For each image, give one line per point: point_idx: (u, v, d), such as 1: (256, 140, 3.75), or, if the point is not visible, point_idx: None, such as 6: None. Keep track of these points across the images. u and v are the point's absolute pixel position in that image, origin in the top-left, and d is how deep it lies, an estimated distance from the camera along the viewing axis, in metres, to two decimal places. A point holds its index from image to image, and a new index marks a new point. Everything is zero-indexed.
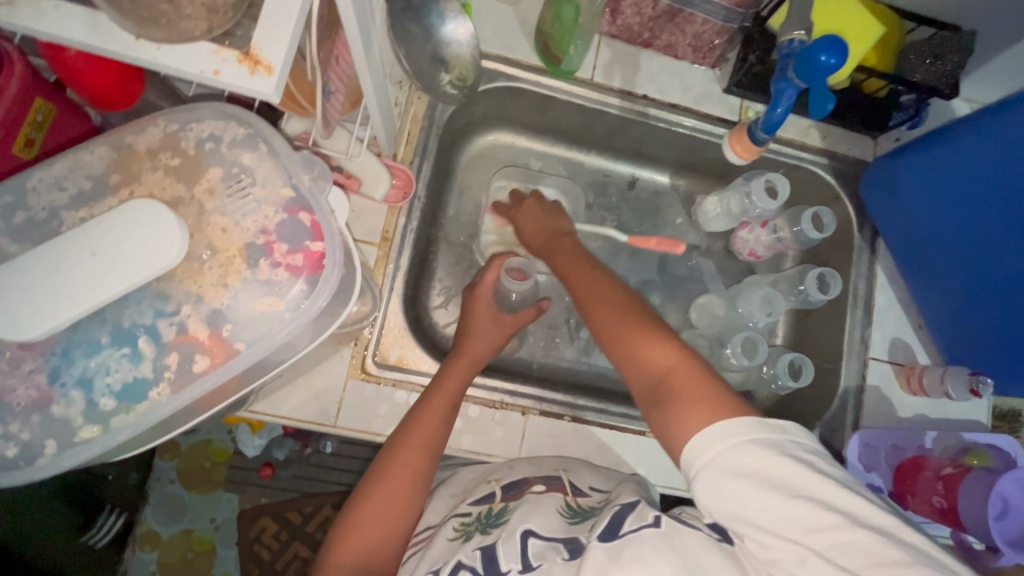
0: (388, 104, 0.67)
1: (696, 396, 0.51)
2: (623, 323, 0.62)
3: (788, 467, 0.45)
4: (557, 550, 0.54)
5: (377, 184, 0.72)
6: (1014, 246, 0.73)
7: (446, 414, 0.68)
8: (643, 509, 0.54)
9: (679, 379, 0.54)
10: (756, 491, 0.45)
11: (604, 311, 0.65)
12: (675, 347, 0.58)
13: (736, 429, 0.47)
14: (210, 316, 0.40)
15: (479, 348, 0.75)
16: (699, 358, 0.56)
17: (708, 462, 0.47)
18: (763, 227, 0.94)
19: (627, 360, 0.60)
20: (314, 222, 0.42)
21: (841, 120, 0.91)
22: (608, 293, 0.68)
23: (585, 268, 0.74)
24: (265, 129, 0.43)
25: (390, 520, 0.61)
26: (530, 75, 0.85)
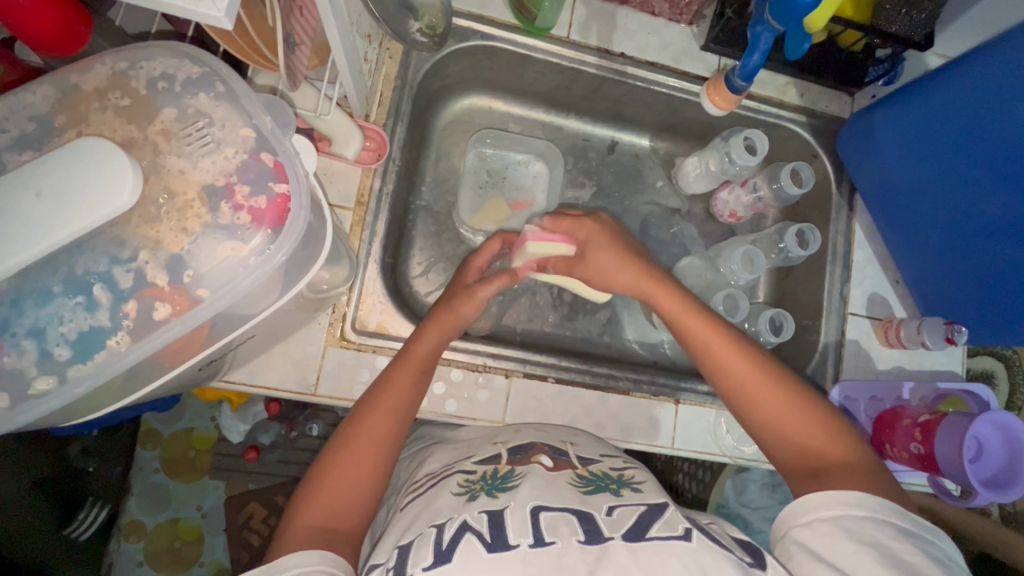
0: (358, 59, 0.65)
1: (876, 484, 0.54)
2: (777, 393, 0.61)
3: (899, 546, 0.48)
4: (572, 528, 0.51)
5: (349, 142, 0.70)
6: (989, 194, 0.74)
7: (416, 380, 0.66)
8: (671, 520, 0.53)
9: (862, 463, 0.57)
10: (859, 552, 0.48)
11: (759, 380, 0.61)
12: (837, 427, 0.60)
13: (874, 507, 0.51)
14: (169, 263, 0.38)
15: (461, 319, 0.70)
16: (852, 436, 0.59)
17: (817, 517, 0.52)
18: (743, 187, 0.94)
19: (785, 438, 0.60)
20: (276, 163, 0.40)
21: (819, 76, 0.91)
22: (750, 353, 0.63)
23: (689, 315, 0.65)
24: (222, 68, 0.41)
25: (357, 484, 0.59)
26: (504, 33, 0.83)
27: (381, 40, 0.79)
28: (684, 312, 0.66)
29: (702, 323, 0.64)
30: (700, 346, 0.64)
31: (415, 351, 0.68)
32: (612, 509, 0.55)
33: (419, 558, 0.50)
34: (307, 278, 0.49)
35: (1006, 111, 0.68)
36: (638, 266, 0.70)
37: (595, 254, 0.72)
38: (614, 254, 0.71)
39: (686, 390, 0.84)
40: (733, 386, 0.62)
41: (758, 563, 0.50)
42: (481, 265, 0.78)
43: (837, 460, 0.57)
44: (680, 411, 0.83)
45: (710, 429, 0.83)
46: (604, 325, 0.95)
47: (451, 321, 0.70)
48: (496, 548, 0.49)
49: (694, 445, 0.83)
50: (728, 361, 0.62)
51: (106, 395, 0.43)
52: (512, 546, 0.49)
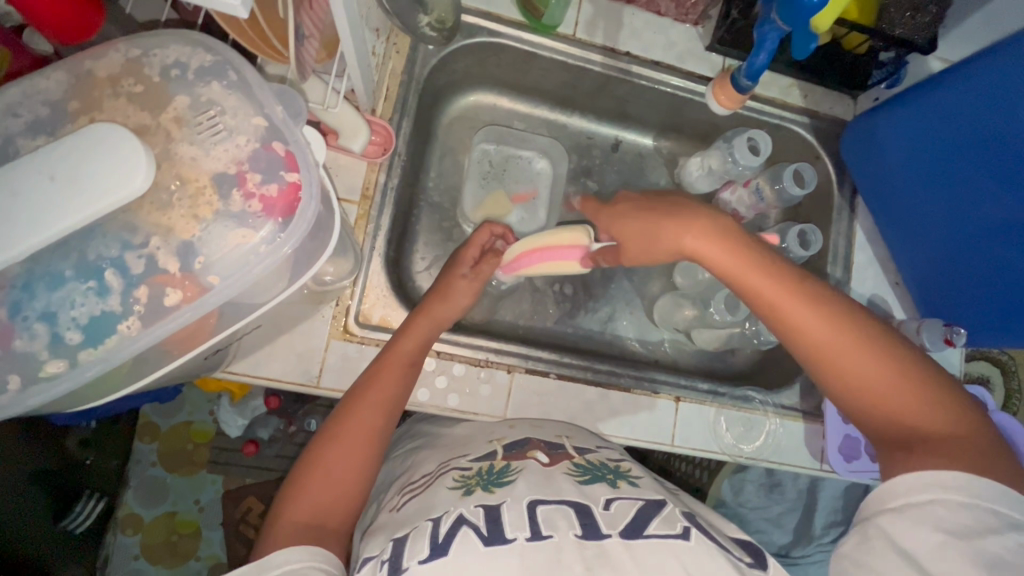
0: (366, 54, 0.65)
1: (974, 455, 0.52)
2: (864, 353, 0.58)
3: (993, 539, 0.48)
4: (569, 522, 0.51)
5: (356, 136, 0.70)
6: (989, 197, 0.74)
7: (405, 370, 0.68)
8: (670, 517, 0.53)
9: (974, 435, 0.54)
10: (941, 544, 0.48)
11: (851, 344, 0.58)
12: (947, 395, 0.56)
13: (978, 492, 0.50)
14: (180, 249, 0.38)
15: (446, 312, 0.73)
16: (951, 401, 0.56)
17: (905, 502, 0.53)
18: (746, 187, 0.94)
19: (885, 406, 0.57)
20: (287, 153, 0.40)
21: (822, 78, 0.92)
22: (844, 319, 0.59)
23: (772, 283, 0.61)
24: (234, 57, 0.41)
25: (349, 476, 0.61)
26: (511, 30, 0.83)
27: (389, 35, 0.79)
28: (766, 281, 0.61)
29: (770, 284, 0.61)
30: (782, 315, 0.60)
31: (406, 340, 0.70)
32: (610, 502, 0.55)
33: (415, 551, 0.50)
34: (320, 263, 0.50)
35: (1004, 117, 0.69)
36: (693, 231, 0.64)
37: (632, 233, 0.70)
38: (677, 230, 0.65)
39: (686, 388, 0.84)
40: (813, 347, 0.59)
41: (758, 564, 0.52)
42: (473, 255, 0.79)
43: (938, 427, 0.55)
44: (681, 409, 0.83)
45: (710, 426, 0.84)
46: (606, 323, 0.96)
47: (444, 313, 0.73)
48: (493, 542, 0.49)
49: (695, 443, 0.83)
50: (816, 328, 0.59)
51: (115, 381, 0.44)
52: (509, 540, 0.50)
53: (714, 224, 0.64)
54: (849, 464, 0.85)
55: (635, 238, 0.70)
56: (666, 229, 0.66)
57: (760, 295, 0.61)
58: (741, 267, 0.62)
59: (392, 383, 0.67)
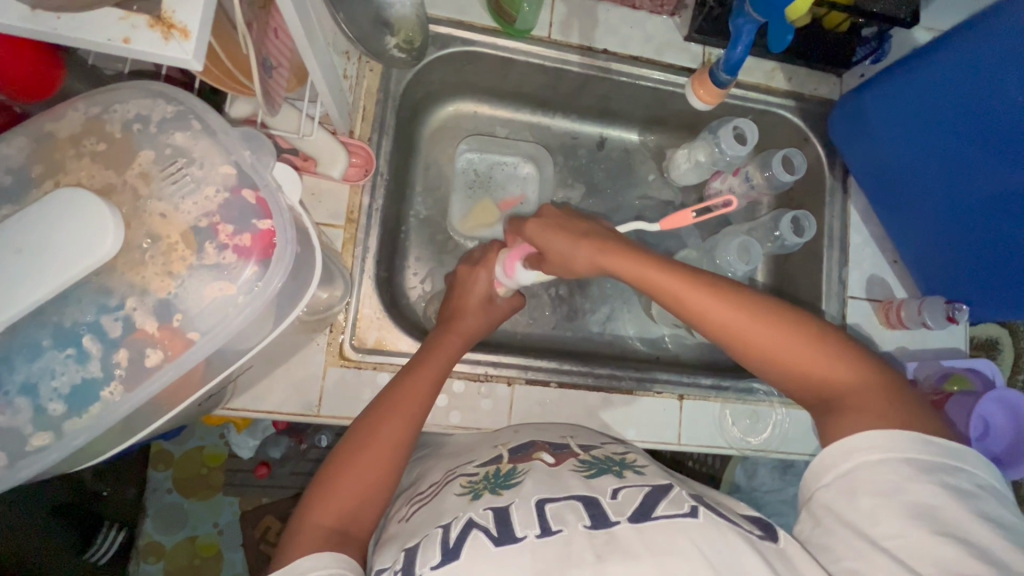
0: (337, 79, 0.64)
1: (892, 406, 0.53)
2: (767, 323, 0.59)
3: (918, 488, 0.48)
4: (578, 515, 0.51)
5: (334, 161, 0.69)
6: (981, 168, 0.73)
7: (432, 382, 0.67)
8: (677, 498, 0.53)
9: (880, 385, 0.56)
10: (877, 506, 0.48)
11: (745, 319, 0.59)
12: (847, 348, 0.58)
13: (884, 441, 0.51)
14: (158, 307, 0.37)
15: (468, 326, 0.75)
16: (853, 355, 0.58)
17: (834, 474, 0.52)
18: (735, 175, 0.93)
19: (791, 372, 0.59)
20: (259, 199, 0.40)
21: (805, 58, 0.90)
22: (738, 295, 0.60)
23: (664, 272, 0.63)
24: (197, 105, 0.40)
25: (376, 483, 0.60)
26: (484, 37, 0.82)
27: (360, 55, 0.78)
28: (656, 271, 0.63)
29: (666, 277, 0.62)
30: (676, 301, 0.62)
31: (433, 358, 0.70)
32: (617, 492, 0.55)
33: (426, 558, 0.50)
34: (308, 298, 0.50)
35: (991, 86, 0.68)
36: (591, 243, 0.67)
37: (554, 245, 0.68)
38: (581, 230, 0.69)
39: (689, 385, 0.83)
40: (719, 328, 0.60)
41: (767, 536, 0.51)
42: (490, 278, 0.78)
43: (846, 383, 0.56)
44: (686, 406, 0.82)
45: (716, 422, 0.83)
46: (604, 323, 0.96)
47: (473, 328, 0.75)
48: (503, 542, 0.49)
49: (702, 440, 0.82)
50: (711, 306, 0.60)
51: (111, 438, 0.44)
52: (519, 538, 0.49)
53: (619, 243, 0.67)
54: None
55: (546, 241, 0.69)
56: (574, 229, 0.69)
57: (654, 285, 0.63)
58: (634, 261, 0.65)
59: (417, 395, 0.66)
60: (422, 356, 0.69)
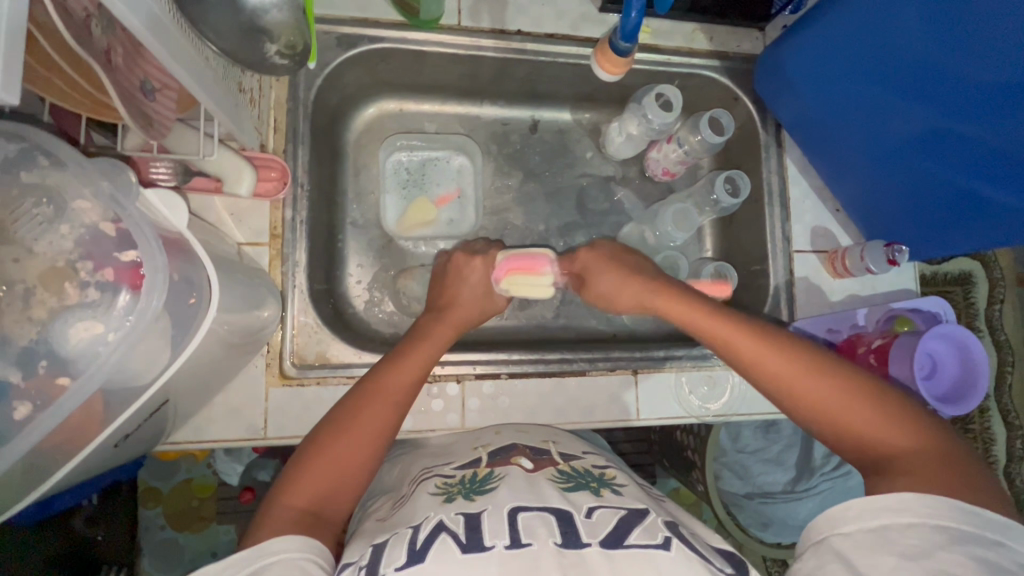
0: (231, 93, 0.62)
1: (942, 474, 0.53)
2: (820, 375, 0.61)
3: (947, 555, 0.47)
4: (550, 530, 0.50)
5: (240, 179, 0.67)
6: (897, 110, 0.73)
7: (418, 371, 0.69)
8: (651, 526, 0.53)
9: (941, 456, 0.55)
10: (896, 565, 0.48)
11: (808, 374, 0.61)
12: (905, 413, 0.58)
13: (932, 511, 0.50)
14: (21, 357, 0.36)
15: (462, 317, 0.77)
16: (912, 423, 0.57)
17: (857, 526, 0.51)
18: (669, 143, 0.92)
19: (845, 429, 0.59)
20: (119, 230, 0.38)
21: (722, 15, 0.89)
22: (800, 351, 0.63)
23: (726, 328, 0.66)
24: (43, 140, 0.38)
25: (354, 461, 0.62)
26: (392, 33, 0.80)
27: None
28: (719, 327, 0.67)
29: (724, 325, 0.66)
30: (735, 353, 0.65)
31: (425, 344, 0.72)
32: (592, 510, 0.54)
33: (392, 559, 0.50)
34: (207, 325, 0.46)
35: (890, 25, 0.68)
36: (653, 291, 0.72)
37: (614, 292, 0.75)
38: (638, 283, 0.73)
39: (642, 359, 0.83)
40: (770, 375, 0.63)
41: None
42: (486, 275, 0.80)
43: (898, 447, 0.56)
44: (641, 382, 0.82)
45: (674, 393, 0.82)
46: (559, 307, 0.95)
47: (464, 316, 0.77)
48: (470, 549, 0.49)
49: (661, 413, 0.82)
50: (773, 358, 0.63)
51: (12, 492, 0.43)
52: (487, 547, 0.49)
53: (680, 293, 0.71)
54: None
55: (608, 291, 0.76)
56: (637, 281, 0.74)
57: (715, 338, 0.67)
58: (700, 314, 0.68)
59: (399, 382, 0.67)
60: (411, 342, 0.71)
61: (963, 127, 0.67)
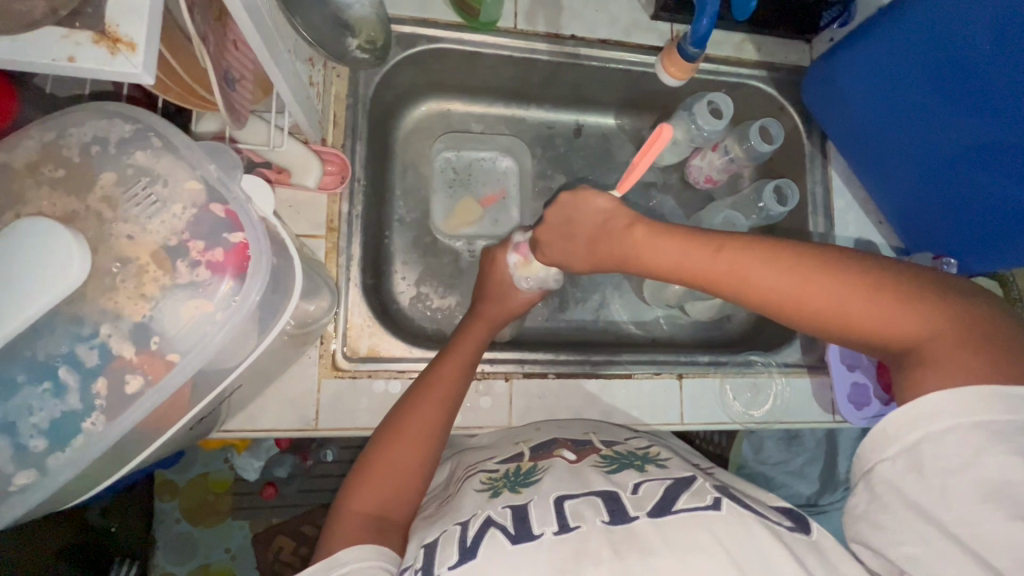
0: (303, 85, 0.63)
1: (979, 355, 0.46)
2: (817, 278, 0.52)
3: (992, 461, 0.43)
4: (595, 511, 0.51)
5: (307, 172, 0.68)
6: (949, 123, 0.73)
7: (463, 370, 0.70)
8: (700, 491, 0.52)
9: (965, 328, 0.47)
10: (944, 483, 0.44)
11: (805, 283, 0.52)
12: (922, 292, 0.50)
13: (971, 407, 0.44)
14: (133, 332, 0.37)
15: (497, 313, 0.76)
16: (932, 302, 0.49)
17: (898, 448, 0.47)
18: (714, 151, 0.92)
19: (852, 330, 0.52)
20: (228, 212, 0.39)
21: (770, 27, 0.90)
22: (774, 249, 0.54)
23: (691, 254, 0.58)
24: (156, 121, 0.40)
25: (412, 467, 0.62)
26: (450, 33, 0.81)
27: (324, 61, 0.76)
28: (680, 251, 0.59)
29: (696, 254, 0.58)
30: (707, 278, 0.57)
31: (464, 343, 0.72)
32: (638, 486, 0.55)
33: (444, 558, 0.49)
34: (289, 311, 0.48)
35: (957, 34, 0.67)
36: (607, 237, 0.64)
37: (568, 258, 0.68)
38: (588, 233, 0.66)
39: (686, 363, 0.83)
40: (762, 296, 0.54)
41: (799, 528, 0.50)
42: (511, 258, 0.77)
43: (922, 336, 0.49)
44: (685, 386, 0.82)
45: (718, 399, 0.83)
46: (598, 310, 0.95)
47: (499, 313, 0.76)
48: (520, 539, 0.49)
49: (705, 418, 0.82)
50: (748, 271, 0.55)
51: (99, 470, 0.43)
52: (536, 535, 0.49)
53: (639, 228, 0.62)
54: (861, 412, 0.82)
55: (561, 254, 0.68)
56: (580, 228, 0.66)
57: (680, 265, 0.59)
58: (655, 241, 0.61)
59: (453, 380, 0.68)
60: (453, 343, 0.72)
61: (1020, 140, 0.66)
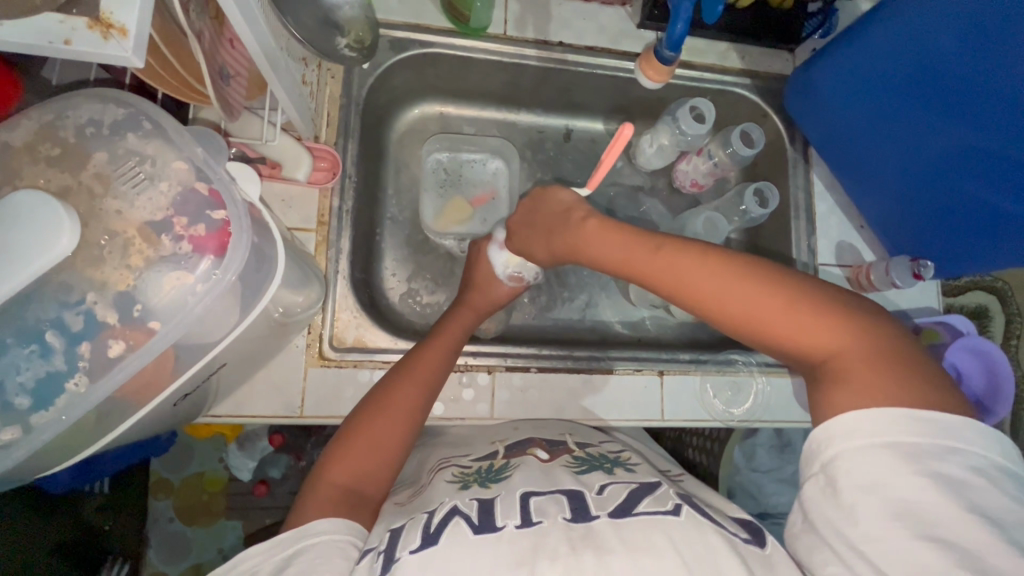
0: (296, 84, 0.66)
1: (883, 378, 0.48)
2: (747, 287, 0.54)
3: (903, 479, 0.44)
4: (560, 508, 0.52)
5: (298, 165, 0.72)
6: (928, 127, 0.75)
7: (447, 353, 0.72)
8: (661, 497, 0.54)
9: (874, 351, 0.50)
10: (858, 501, 0.45)
11: (737, 291, 0.54)
12: (840, 312, 0.52)
13: (882, 426, 0.46)
14: (118, 300, 0.39)
15: (483, 301, 0.78)
16: (849, 323, 0.51)
17: (817, 464, 0.48)
18: (698, 155, 0.95)
19: (772, 339, 0.54)
20: (211, 191, 0.42)
21: (755, 37, 0.93)
22: (710, 257, 0.56)
23: (636, 252, 0.60)
24: (146, 106, 0.42)
25: (390, 443, 0.64)
26: (442, 39, 0.85)
27: (319, 61, 0.79)
28: (625, 249, 0.61)
29: (640, 252, 0.60)
30: (647, 277, 0.59)
31: (450, 327, 0.74)
32: (604, 488, 0.56)
33: (408, 542, 0.50)
34: (271, 291, 0.50)
35: (934, 43, 0.69)
36: (562, 230, 0.67)
37: (530, 246, 0.73)
38: (550, 225, 0.69)
39: (668, 361, 0.85)
40: (694, 299, 0.56)
41: (754, 541, 0.51)
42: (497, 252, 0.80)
43: (836, 353, 0.51)
44: (666, 383, 0.83)
45: (699, 396, 0.84)
46: (584, 310, 0.97)
47: (484, 302, 0.78)
48: (482, 530, 0.50)
49: (685, 415, 0.83)
50: (683, 271, 0.57)
51: (83, 438, 0.45)
52: (499, 528, 0.50)
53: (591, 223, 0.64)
54: None
55: (524, 244, 0.73)
56: (545, 218, 0.70)
57: (625, 262, 0.61)
58: (603, 236, 0.63)
59: (434, 361, 0.70)
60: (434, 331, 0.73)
61: (998, 145, 0.68)
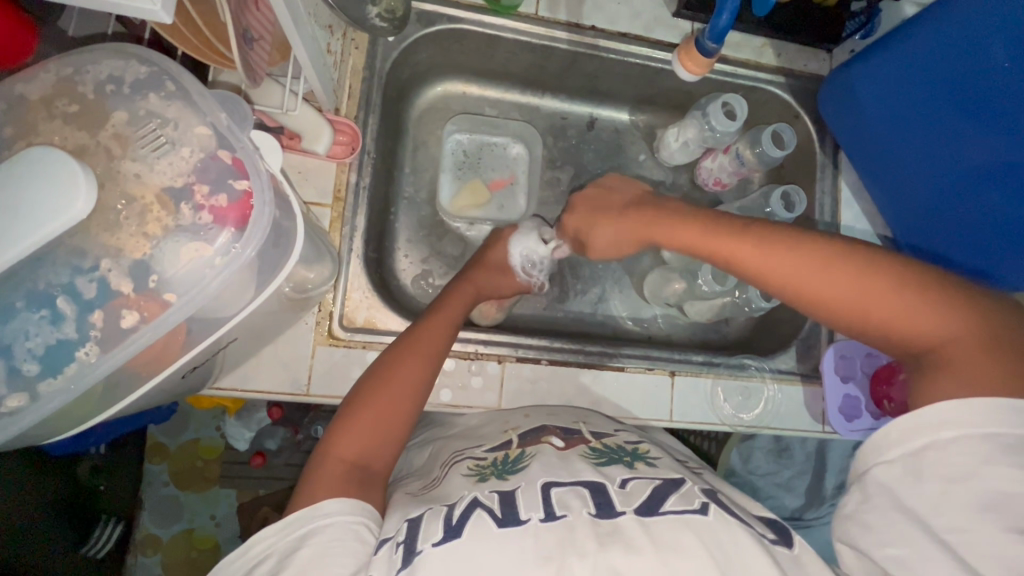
0: (321, 52, 0.64)
1: (1002, 364, 0.48)
2: (839, 277, 0.54)
3: (993, 471, 0.45)
4: (583, 502, 0.51)
5: (319, 138, 0.69)
6: (969, 139, 0.72)
7: (447, 332, 0.70)
8: (688, 493, 0.53)
9: (983, 336, 0.49)
10: (943, 490, 0.47)
11: (834, 282, 0.54)
12: (939, 295, 0.52)
13: (973, 421, 0.47)
14: (132, 268, 0.38)
15: (486, 283, 0.80)
16: (948, 306, 0.51)
17: (901, 452, 0.50)
18: (726, 153, 0.92)
19: (870, 327, 0.54)
20: (235, 160, 0.40)
21: (793, 35, 0.90)
22: (809, 244, 0.56)
23: (722, 240, 0.60)
24: (171, 67, 0.41)
25: (394, 421, 0.63)
26: (471, 15, 0.82)
27: (344, 31, 0.78)
28: (715, 239, 0.61)
29: (727, 240, 0.60)
30: (739, 268, 0.59)
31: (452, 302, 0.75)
32: (627, 481, 0.55)
33: (429, 533, 0.49)
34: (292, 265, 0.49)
35: (984, 52, 0.67)
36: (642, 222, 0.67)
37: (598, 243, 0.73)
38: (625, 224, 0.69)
39: (681, 361, 0.84)
40: (794, 291, 0.56)
41: (782, 541, 0.51)
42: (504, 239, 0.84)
43: (939, 341, 0.51)
44: (677, 383, 0.82)
45: (709, 399, 0.83)
46: (596, 304, 0.95)
47: (485, 282, 0.80)
48: (506, 523, 0.49)
49: (694, 417, 0.82)
50: (769, 266, 0.57)
51: (86, 407, 0.44)
52: (523, 520, 0.49)
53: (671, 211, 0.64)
54: (851, 424, 0.83)
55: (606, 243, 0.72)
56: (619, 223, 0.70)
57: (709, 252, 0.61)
58: (688, 232, 0.63)
59: (438, 334, 0.70)
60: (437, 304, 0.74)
61: None
